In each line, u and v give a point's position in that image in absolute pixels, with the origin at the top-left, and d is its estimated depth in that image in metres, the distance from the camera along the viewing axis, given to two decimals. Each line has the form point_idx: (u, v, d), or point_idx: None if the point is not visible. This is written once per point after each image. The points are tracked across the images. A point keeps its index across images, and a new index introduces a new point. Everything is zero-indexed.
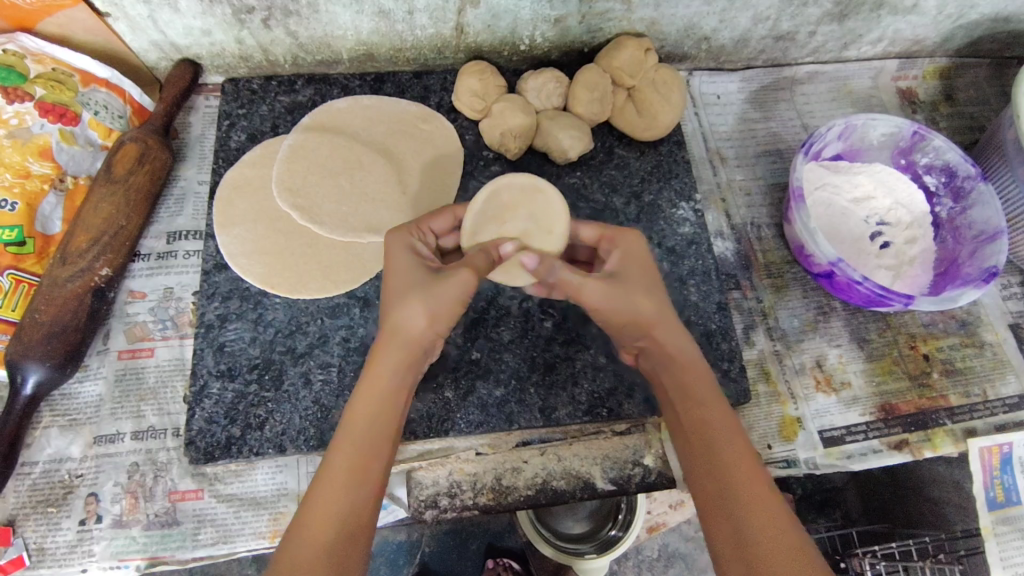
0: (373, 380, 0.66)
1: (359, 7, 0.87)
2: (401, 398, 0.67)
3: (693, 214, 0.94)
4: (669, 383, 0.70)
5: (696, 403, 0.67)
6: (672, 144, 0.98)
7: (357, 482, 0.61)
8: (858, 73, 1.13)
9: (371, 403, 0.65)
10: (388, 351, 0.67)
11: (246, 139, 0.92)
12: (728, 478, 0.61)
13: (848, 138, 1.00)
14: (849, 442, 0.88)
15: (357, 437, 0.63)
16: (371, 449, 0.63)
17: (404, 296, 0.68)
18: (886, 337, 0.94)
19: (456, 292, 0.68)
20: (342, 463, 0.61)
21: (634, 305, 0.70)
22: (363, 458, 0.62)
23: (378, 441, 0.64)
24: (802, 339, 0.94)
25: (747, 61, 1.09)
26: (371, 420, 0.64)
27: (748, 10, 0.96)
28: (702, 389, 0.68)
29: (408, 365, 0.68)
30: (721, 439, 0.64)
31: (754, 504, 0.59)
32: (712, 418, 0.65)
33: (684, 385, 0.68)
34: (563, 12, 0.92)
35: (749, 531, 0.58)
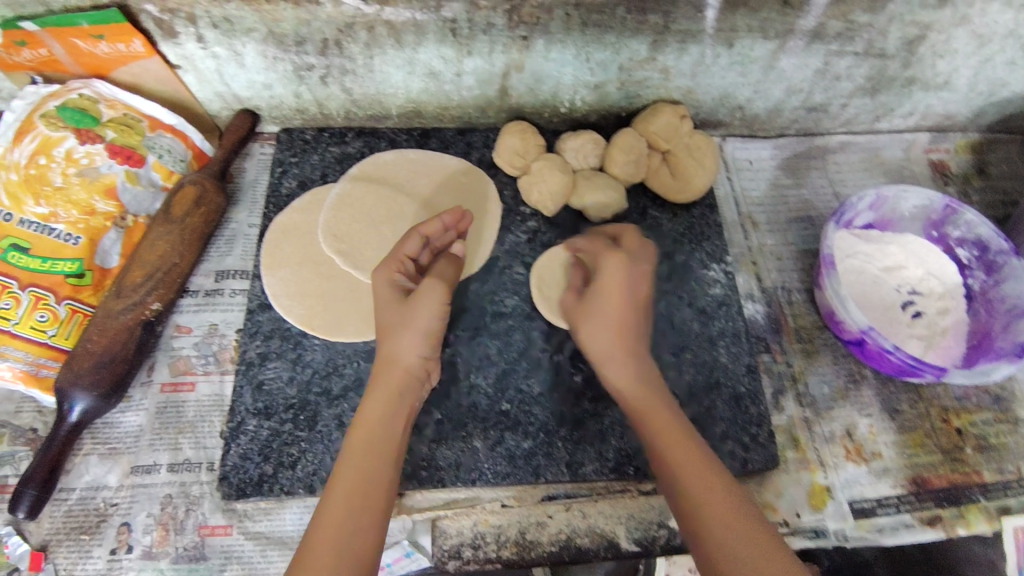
0: (371, 406, 0.71)
1: (411, 67, 0.93)
2: (398, 423, 0.72)
3: (724, 276, 0.95)
4: (632, 406, 0.75)
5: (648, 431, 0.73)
6: (705, 207, 1.01)
7: (355, 506, 0.65)
8: (890, 144, 1.15)
9: (366, 435, 0.70)
10: (382, 381, 0.73)
11: (296, 186, 0.97)
12: (703, 507, 0.66)
13: (879, 209, 1.02)
14: (879, 515, 0.86)
15: (354, 465, 0.67)
16: (370, 473, 0.68)
17: (391, 329, 0.75)
18: (918, 409, 0.94)
19: (431, 310, 0.75)
20: (342, 490, 0.66)
21: (628, 284, 0.79)
22: (360, 479, 0.67)
23: (374, 468, 0.68)
24: (833, 407, 0.92)
25: (780, 130, 1.12)
26: (371, 447, 0.69)
27: (781, 81, 1.00)
28: (664, 415, 0.73)
29: (401, 395, 0.73)
30: (680, 464, 0.69)
31: (723, 510, 0.65)
32: (672, 435, 0.71)
33: (649, 412, 0.74)
34: (603, 79, 0.98)
35: (725, 540, 0.63)
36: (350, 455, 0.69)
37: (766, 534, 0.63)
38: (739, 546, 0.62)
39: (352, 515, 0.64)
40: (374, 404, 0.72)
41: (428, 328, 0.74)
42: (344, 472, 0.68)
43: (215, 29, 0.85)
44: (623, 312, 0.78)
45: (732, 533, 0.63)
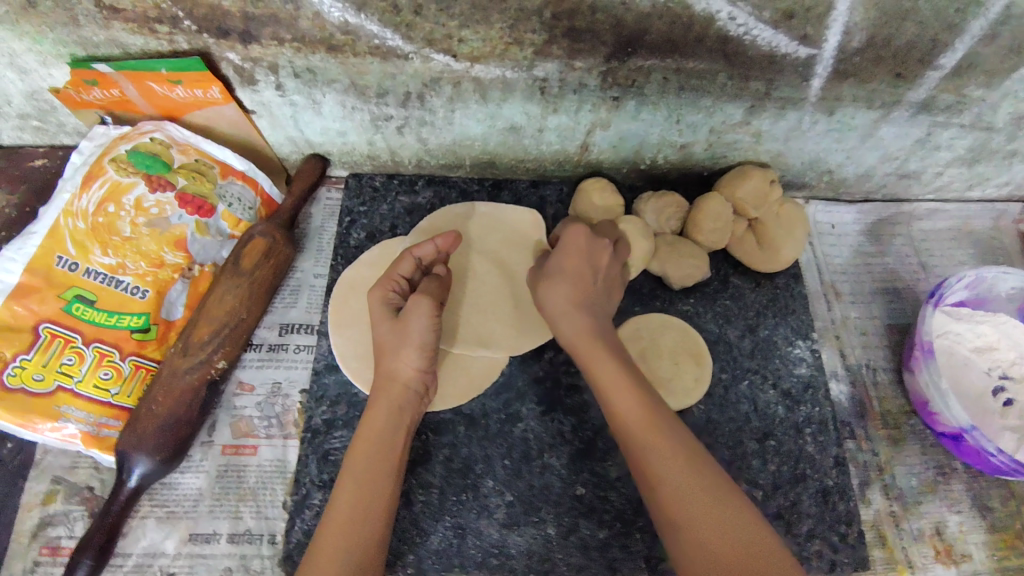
0: (372, 418, 0.72)
1: (492, 121, 0.89)
2: (399, 431, 0.72)
3: (809, 354, 0.91)
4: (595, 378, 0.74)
5: (597, 369, 0.73)
6: (789, 277, 0.97)
7: (361, 515, 0.65)
8: (981, 213, 1.09)
9: (365, 441, 0.70)
10: (384, 397, 0.73)
11: (365, 238, 0.94)
12: (656, 464, 0.66)
13: (975, 288, 0.96)
14: None
15: (357, 473, 0.68)
16: (372, 475, 0.68)
17: (391, 352, 0.74)
18: (1011, 507, 0.88)
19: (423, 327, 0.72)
20: (345, 498, 0.66)
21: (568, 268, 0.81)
22: (363, 485, 0.67)
23: (377, 475, 0.68)
24: (920, 501, 0.87)
25: (865, 194, 1.06)
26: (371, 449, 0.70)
27: (876, 149, 0.95)
28: (618, 382, 0.72)
29: (403, 408, 0.73)
30: (632, 416, 0.69)
31: (684, 476, 0.64)
32: (629, 406, 0.70)
33: (605, 380, 0.72)
34: (691, 139, 0.93)
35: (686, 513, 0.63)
36: (352, 465, 0.69)
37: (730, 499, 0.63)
38: (694, 507, 0.63)
39: (362, 522, 0.64)
40: (374, 416, 0.72)
41: (423, 343, 0.73)
42: (346, 482, 0.67)
43: (295, 79, 0.81)
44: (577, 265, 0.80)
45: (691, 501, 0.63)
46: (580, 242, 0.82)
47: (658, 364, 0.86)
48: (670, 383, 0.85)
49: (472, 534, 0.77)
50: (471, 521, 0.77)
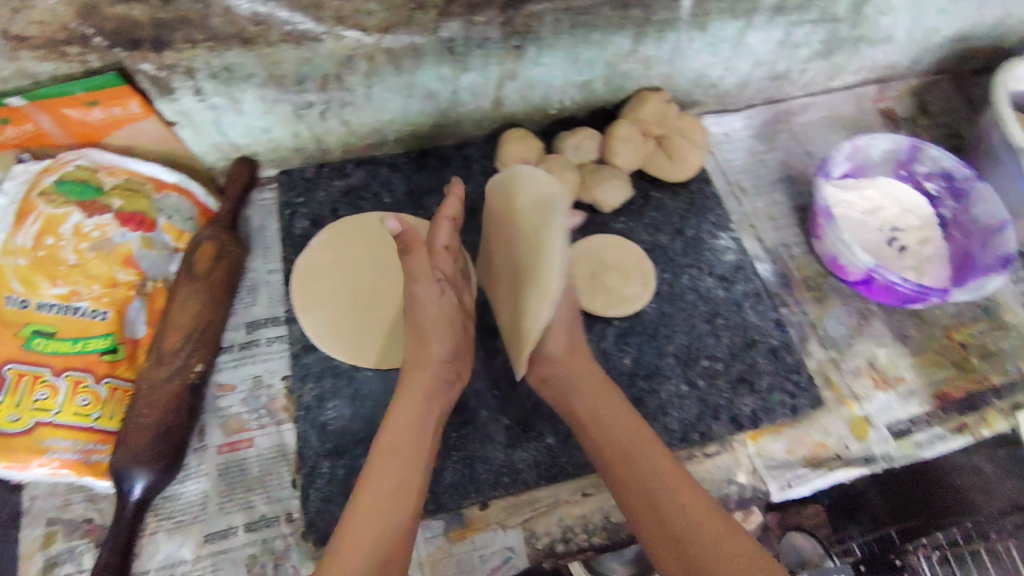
0: (400, 414, 0.73)
1: (409, 91, 0.95)
2: (427, 422, 0.74)
3: (733, 242, 1.02)
4: (581, 410, 0.77)
5: (611, 425, 0.75)
6: (701, 182, 1.08)
7: (387, 504, 0.66)
8: (844, 100, 1.25)
9: (408, 444, 0.71)
10: (409, 390, 0.75)
11: (309, 225, 0.97)
12: (673, 513, 0.67)
13: (853, 159, 1.11)
14: (915, 432, 0.93)
15: (387, 470, 0.69)
16: (399, 470, 0.69)
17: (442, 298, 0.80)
18: (925, 331, 1.02)
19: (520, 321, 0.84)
20: (374, 489, 0.67)
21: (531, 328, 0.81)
22: (394, 483, 0.68)
23: (404, 466, 0.70)
24: (852, 343, 0.99)
25: (747, 101, 1.20)
26: (407, 460, 0.70)
27: (747, 56, 1.08)
28: (611, 405, 0.77)
29: (429, 398, 0.75)
30: (655, 482, 0.70)
31: (679, 489, 0.69)
32: (616, 430, 0.75)
33: (595, 409, 0.77)
34: (590, 76, 1.02)
35: (678, 524, 0.66)
36: (379, 457, 0.70)
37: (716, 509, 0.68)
38: (683, 516, 0.67)
39: (386, 510, 0.66)
40: (405, 414, 0.73)
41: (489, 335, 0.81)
42: (375, 471, 0.68)
43: (213, 80, 0.84)
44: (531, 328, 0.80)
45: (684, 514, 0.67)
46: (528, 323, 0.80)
47: (610, 278, 0.94)
48: (624, 292, 0.93)
49: (481, 461, 0.82)
50: (476, 450, 0.83)
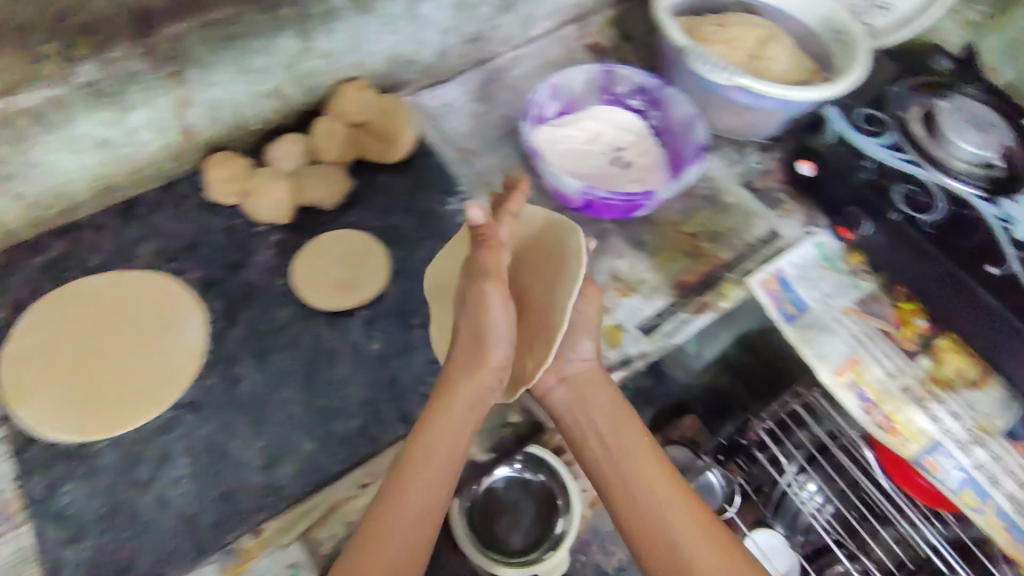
0: (441, 425, 0.77)
1: (77, 146, 0.89)
2: (463, 433, 0.78)
3: (462, 204, 1.06)
4: (601, 434, 0.85)
5: (630, 439, 0.84)
6: (422, 156, 1.10)
7: (410, 521, 0.72)
8: (550, 45, 1.31)
9: (434, 465, 0.75)
10: (434, 433, 0.77)
11: (8, 312, 0.90)
12: (674, 536, 0.78)
13: (559, 96, 1.17)
14: (663, 324, 1.02)
15: (416, 503, 0.73)
16: (430, 499, 0.74)
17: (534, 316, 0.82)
18: (656, 233, 1.11)
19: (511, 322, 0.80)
20: (402, 528, 0.71)
21: (525, 335, 0.83)
22: (422, 517, 0.73)
23: (422, 514, 0.73)
24: (595, 263, 1.07)
25: (456, 68, 1.23)
26: (421, 524, 0.72)
27: (431, 27, 1.11)
28: (631, 433, 0.85)
29: (477, 401, 0.79)
30: (659, 507, 0.80)
31: (684, 515, 0.79)
32: (634, 446, 0.84)
33: (620, 426, 0.85)
34: (276, 84, 1.01)
35: (683, 548, 0.77)
36: (400, 494, 0.73)
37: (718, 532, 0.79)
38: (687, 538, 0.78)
39: (404, 538, 0.71)
40: (433, 437, 0.77)
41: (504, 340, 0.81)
42: (394, 502, 0.73)
43: None
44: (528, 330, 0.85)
45: (687, 536, 0.78)
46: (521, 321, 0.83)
47: (338, 271, 0.95)
48: (356, 281, 0.95)
49: (238, 490, 0.80)
50: (235, 481, 0.80)
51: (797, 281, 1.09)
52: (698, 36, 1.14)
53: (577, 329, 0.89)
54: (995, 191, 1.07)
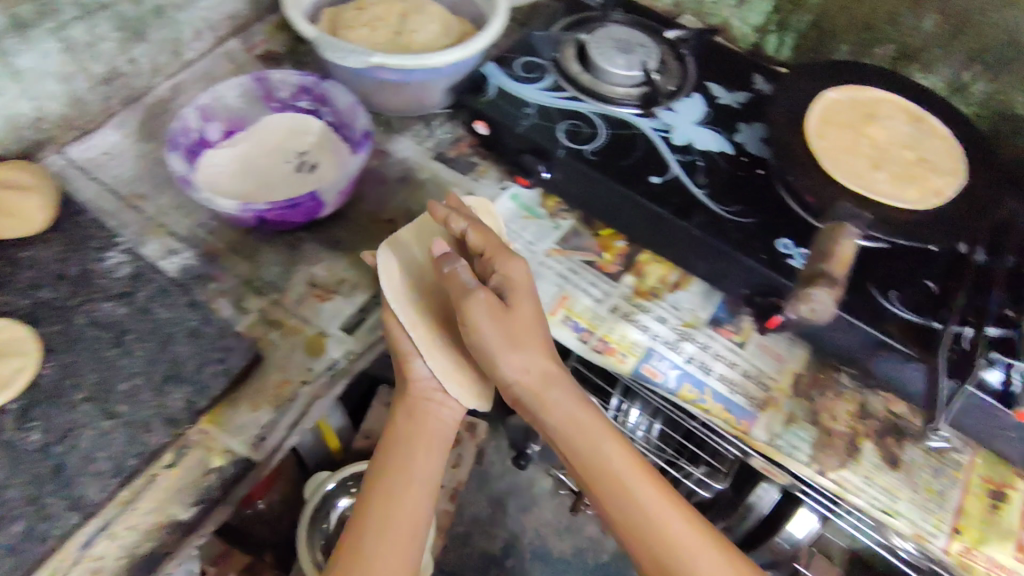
0: (399, 453, 0.96)
1: None
2: (428, 490, 0.95)
3: (124, 254, 0.98)
4: (558, 435, 0.93)
5: (604, 448, 0.92)
6: (73, 215, 1.01)
7: (400, 560, 0.88)
8: (214, 64, 1.26)
9: (398, 494, 0.92)
10: (401, 454, 0.96)
11: None
12: (661, 532, 0.88)
13: (214, 117, 1.11)
14: (366, 318, 1.01)
15: (393, 536, 0.89)
16: (400, 527, 0.90)
17: (503, 355, 0.90)
18: (352, 228, 1.10)
19: (491, 333, 0.89)
20: (383, 558, 0.87)
21: (492, 350, 0.90)
22: (412, 531, 0.91)
23: (404, 541, 0.89)
24: (289, 276, 1.03)
25: (107, 112, 1.15)
26: (410, 521, 0.91)
27: (43, 76, 1.02)
28: (599, 439, 0.92)
29: (427, 433, 0.98)
30: (646, 504, 0.89)
31: (663, 510, 0.89)
32: (613, 453, 0.92)
33: (583, 438, 0.92)
34: None
35: (673, 541, 0.87)
36: (371, 490, 0.93)
37: (701, 525, 0.90)
38: (677, 529, 0.88)
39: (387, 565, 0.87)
40: (400, 458, 0.95)
41: (486, 346, 0.90)
42: (369, 519, 0.90)
43: None
44: (499, 330, 0.89)
45: (675, 530, 0.88)
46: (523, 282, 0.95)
47: None
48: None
49: None
50: None
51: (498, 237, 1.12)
52: (340, 27, 1.12)
53: (502, 343, 0.89)
54: (650, 104, 1.15)
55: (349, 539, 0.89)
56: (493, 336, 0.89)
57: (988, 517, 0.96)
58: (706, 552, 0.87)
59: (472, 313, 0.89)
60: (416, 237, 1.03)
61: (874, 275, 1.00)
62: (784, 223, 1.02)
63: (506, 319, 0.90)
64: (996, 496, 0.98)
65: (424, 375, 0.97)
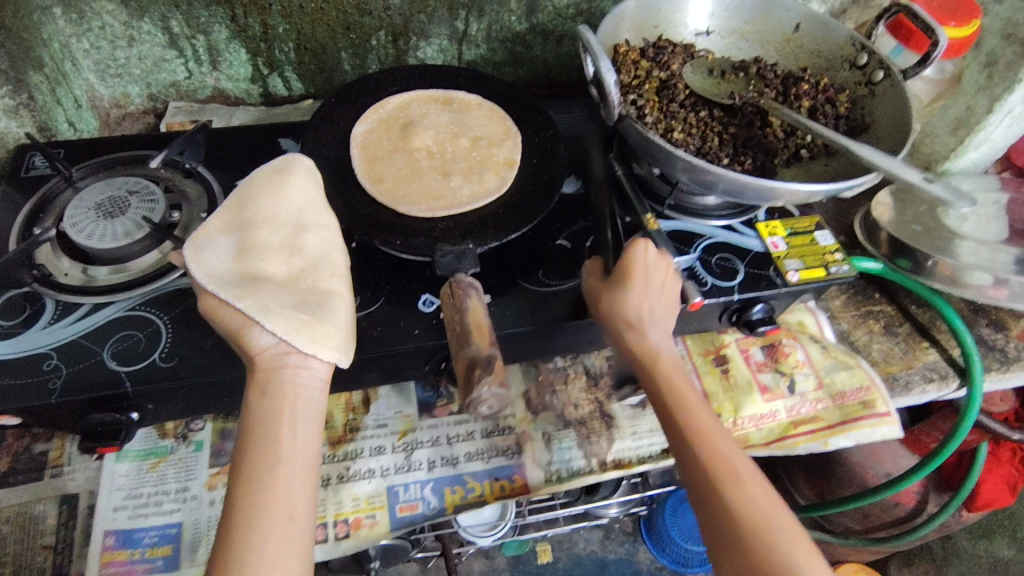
0: (280, 438, 0.73)
1: None
2: (311, 471, 0.75)
3: None
4: (652, 390, 0.84)
5: (695, 410, 0.81)
6: None
7: (281, 563, 0.67)
8: None
9: (280, 488, 0.71)
10: (275, 430, 0.74)
11: None
12: (733, 499, 0.74)
13: None
14: None
15: (278, 539, 0.68)
16: (287, 521, 0.70)
17: (612, 303, 0.86)
18: None
19: (601, 291, 0.88)
20: (270, 567, 0.67)
21: (603, 295, 0.87)
22: (292, 525, 0.70)
23: (292, 537, 0.69)
24: None
25: None
26: (293, 498, 0.71)
27: None
28: (698, 402, 0.82)
29: (292, 403, 0.76)
30: (727, 465, 0.76)
31: (738, 472, 0.76)
32: (700, 413, 0.80)
33: (678, 392, 0.82)
34: None
35: (741, 508, 0.73)
36: (249, 491, 0.69)
37: (776, 500, 0.75)
38: (750, 494, 0.74)
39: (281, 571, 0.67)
40: (281, 436, 0.74)
41: (601, 299, 0.87)
42: (259, 525, 0.68)
43: None
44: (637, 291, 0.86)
45: (748, 492, 0.74)
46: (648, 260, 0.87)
47: None
48: None
49: None
50: None
51: (140, 519, 0.85)
52: None
53: (603, 307, 0.87)
54: None
55: (221, 523, 0.69)
56: (600, 293, 0.88)
57: (726, 384, 1.03)
58: (780, 528, 0.72)
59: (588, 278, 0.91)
60: (267, 200, 0.87)
61: (515, 270, 0.97)
62: (406, 286, 0.93)
63: (611, 280, 0.87)
64: (721, 363, 1.06)
65: (266, 346, 0.77)
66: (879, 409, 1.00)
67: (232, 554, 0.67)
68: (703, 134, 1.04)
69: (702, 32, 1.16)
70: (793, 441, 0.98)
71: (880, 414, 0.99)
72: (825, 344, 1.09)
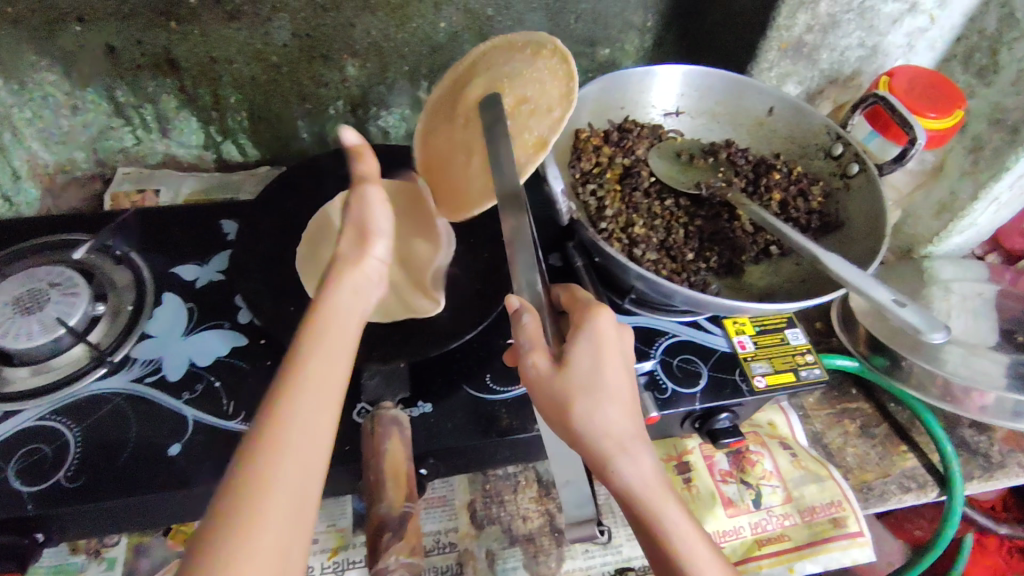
0: (335, 321, 0.66)
1: None
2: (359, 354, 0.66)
3: None
4: (628, 509, 0.67)
5: (686, 541, 0.65)
6: None
7: (331, 431, 0.57)
8: None
9: (337, 364, 0.62)
10: (334, 311, 0.67)
11: None
12: None
13: None
14: None
15: (329, 414, 0.58)
16: (340, 399, 0.59)
17: (582, 410, 0.67)
18: None
19: (557, 389, 0.67)
20: (313, 446, 0.55)
21: (569, 396, 0.66)
22: (341, 402, 0.60)
23: (339, 410, 0.59)
24: None
25: None
26: (341, 379, 0.61)
27: None
28: (690, 530, 0.66)
29: (352, 297, 0.71)
30: None
31: None
32: (692, 544, 0.65)
33: (662, 521, 0.65)
34: None
35: None
36: (301, 366, 0.60)
37: None
38: None
39: (332, 441, 0.56)
40: (336, 319, 0.66)
41: (562, 403, 0.67)
42: (308, 400, 0.57)
43: None
44: (612, 381, 0.69)
45: None
46: (609, 348, 0.70)
47: None
48: None
49: None
50: None
51: None
52: None
53: (561, 412, 0.67)
54: (107, 353, 0.87)
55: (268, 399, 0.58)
56: (557, 389, 0.67)
57: (687, 495, 0.97)
58: None
59: (529, 363, 0.69)
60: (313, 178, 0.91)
61: (458, 374, 0.90)
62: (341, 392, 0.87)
63: (574, 377, 0.67)
64: (684, 471, 1.00)
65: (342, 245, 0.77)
66: (851, 529, 0.93)
67: (284, 424, 0.55)
68: (668, 225, 0.99)
69: (671, 113, 1.10)
70: (756, 564, 0.92)
71: (850, 534, 0.93)
72: (795, 451, 1.02)
